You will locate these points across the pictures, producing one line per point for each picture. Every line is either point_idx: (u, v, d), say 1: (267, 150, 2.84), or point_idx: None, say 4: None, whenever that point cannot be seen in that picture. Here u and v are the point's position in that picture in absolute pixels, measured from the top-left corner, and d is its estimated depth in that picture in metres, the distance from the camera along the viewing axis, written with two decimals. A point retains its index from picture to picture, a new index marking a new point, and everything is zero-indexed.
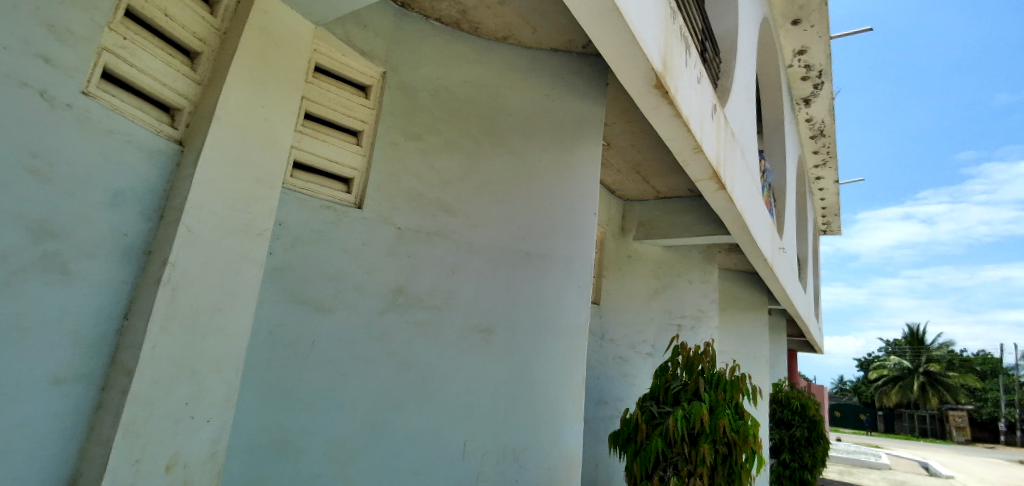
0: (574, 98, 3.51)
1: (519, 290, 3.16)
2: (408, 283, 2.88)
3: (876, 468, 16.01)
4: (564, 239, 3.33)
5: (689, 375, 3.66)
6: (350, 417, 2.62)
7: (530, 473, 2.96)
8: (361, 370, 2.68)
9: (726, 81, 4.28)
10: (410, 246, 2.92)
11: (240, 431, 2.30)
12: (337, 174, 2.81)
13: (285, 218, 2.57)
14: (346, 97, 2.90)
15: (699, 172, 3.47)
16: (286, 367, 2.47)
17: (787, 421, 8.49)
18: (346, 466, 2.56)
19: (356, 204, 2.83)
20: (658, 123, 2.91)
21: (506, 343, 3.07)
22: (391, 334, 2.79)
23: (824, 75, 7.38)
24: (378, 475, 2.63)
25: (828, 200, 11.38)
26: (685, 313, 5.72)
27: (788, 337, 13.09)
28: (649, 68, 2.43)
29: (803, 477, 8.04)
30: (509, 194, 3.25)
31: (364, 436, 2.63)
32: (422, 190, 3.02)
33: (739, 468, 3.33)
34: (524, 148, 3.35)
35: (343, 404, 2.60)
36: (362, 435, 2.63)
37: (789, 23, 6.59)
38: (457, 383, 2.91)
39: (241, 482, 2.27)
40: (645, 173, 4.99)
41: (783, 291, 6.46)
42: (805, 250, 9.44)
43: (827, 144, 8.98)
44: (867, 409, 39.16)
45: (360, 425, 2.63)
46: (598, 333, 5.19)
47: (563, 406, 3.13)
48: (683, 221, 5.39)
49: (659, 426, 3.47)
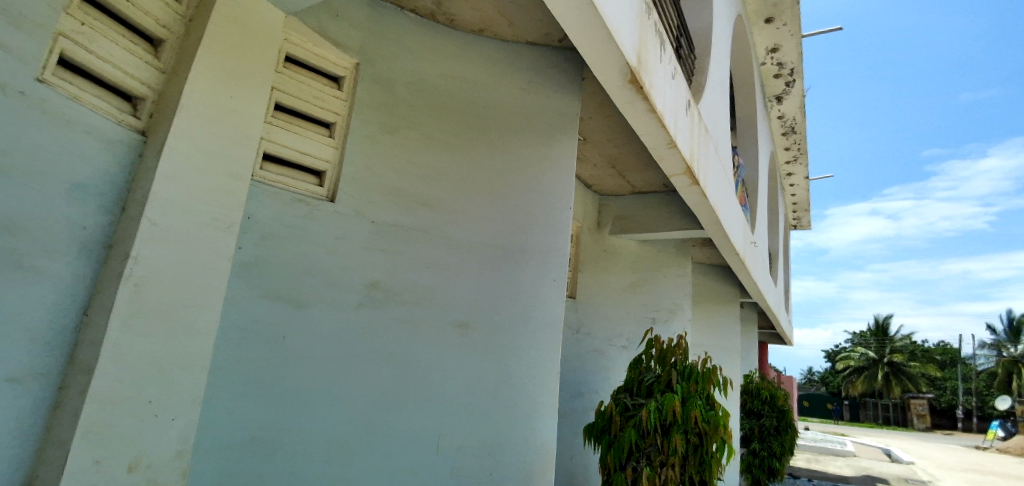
0: (550, 92, 3.50)
1: (496, 283, 3.15)
2: (383, 278, 2.85)
3: (841, 455, 16.52)
4: (541, 234, 3.32)
5: (662, 367, 3.71)
6: (350, 417, 2.64)
7: (507, 467, 2.97)
8: (336, 366, 2.65)
9: (701, 78, 4.33)
10: (385, 241, 2.88)
11: (233, 428, 2.33)
12: (308, 166, 2.77)
13: (254, 211, 2.51)
14: (317, 88, 2.85)
15: (674, 167, 3.50)
16: (277, 366, 2.49)
17: (756, 411, 8.70)
18: (346, 466, 2.59)
19: (329, 198, 2.78)
20: (633, 118, 2.93)
21: (482, 338, 3.06)
22: (366, 329, 2.76)
23: (796, 73, 7.53)
24: (377, 475, 2.66)
25: (798, 195, 11.64)
26: (660, 306, 5.81)
27: (759, 329, 13.40)
28: (625, 64, 2.45)
29: (772, 465, 8.24)
30: (486, 187, 3.23)
31: (365, 437, 2.66)
32: (396, 184, 2.98)
33: (709, 457, 3.42)
34: (502, 142, 3.33)
35: (343, 404, 2.63)
36: (362, 436, 2.65)
37: (763, 21, 6.69)
38: (436, 379, 2.90)
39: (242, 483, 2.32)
40: (621, 168, 5.03)
41: (754, 284, 6.59)
42: (776, 244, 9.64)
43: (798, 140, 9.18)
44: (834, 398, 40.38)
45: (359, 425, 2.66)
46: (573, 327, 5.21)
47: (539, 401, 3.14)
48: (658, 216, 5.45)
49: (632, 417, 3.52)
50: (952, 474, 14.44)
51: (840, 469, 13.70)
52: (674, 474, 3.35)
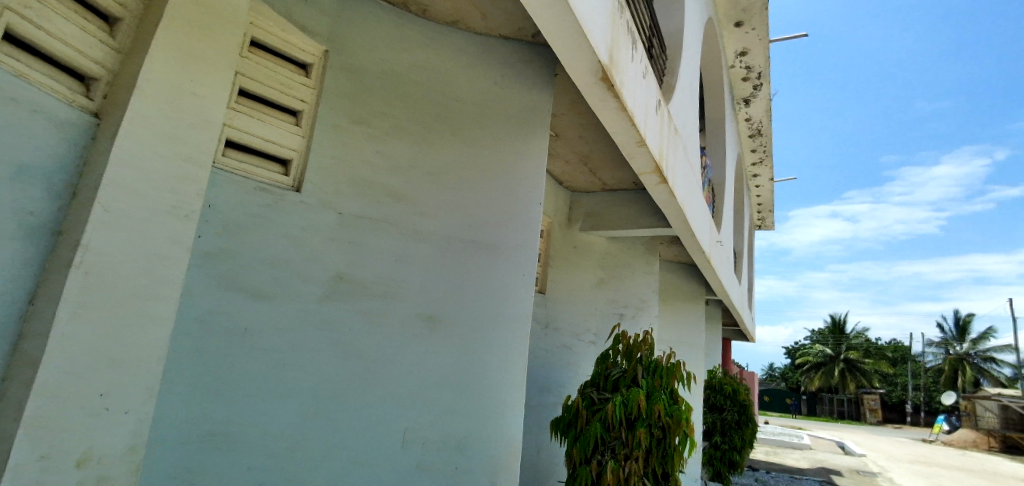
0: (522, 86, 3.50)
1: (465, 277, 3.14)
2: (350, 271, 2.81)
3: (798, 448, 17.10)
4: (511, 229, 3.32)
5: (628, 363, 3.77)
6: (326, 415, 2.63)
7: (474, 461, 2.98)
8: (299, 360, 2.60)
9: (671, 78, 4.40)
10: (351, 232, 2.84)
11: (195, 423, 2.28)
12: (274, 154, 2.72)
13: (216, 200, 2.45)
14: (284, 75, 2.80)
15: (643, 165, 3.55)
16: (240, 360, 2.44)
17: (719, 406, 8.92)
18: (323, 463, 2.59)
19: (295, 187, 2.74)
20: (604, 116, 2.96)
21: (450, 332, 3.05)
22: (331, 322, 2.71)
23: (763, 77, 7.72)
24: (357, 472, 2.67)
25: (763, 196, 11.96)
26: (627, 302, 5.93)
27: (723, 326, 13.72)
28: (597, 61, 2.47)
29: (733, 458, 8.56)
30: (455, 181, 3.21)
31: (342, 435, 2.66)
32: (365, 175, 2.93)
33: (671, 450, 3.48)
34: (473, 136, 3.31)
35: (317, 400, 2.62)
36: (341, 434, 2.66)
37: (732, 25, 6.83)
38: (403, 372, 2.88)
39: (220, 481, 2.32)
40: (592, 165, 5.07)
41: (719, 282, 6.74)
42: (741, 243, 9.87)
43: (764, 143, 9.43)
44: (792, 394, 41.80)
45: (335, 421, 2.65)
46: (542, 322, 5.25)
47: (505, 395, 3.14)
48: (628, 213, 5.52)
49: (598, 412, 3.56)
50: (899, 466, 15.16)
51: (797, 461, 14.16)
52: (637, 467, 3.41)
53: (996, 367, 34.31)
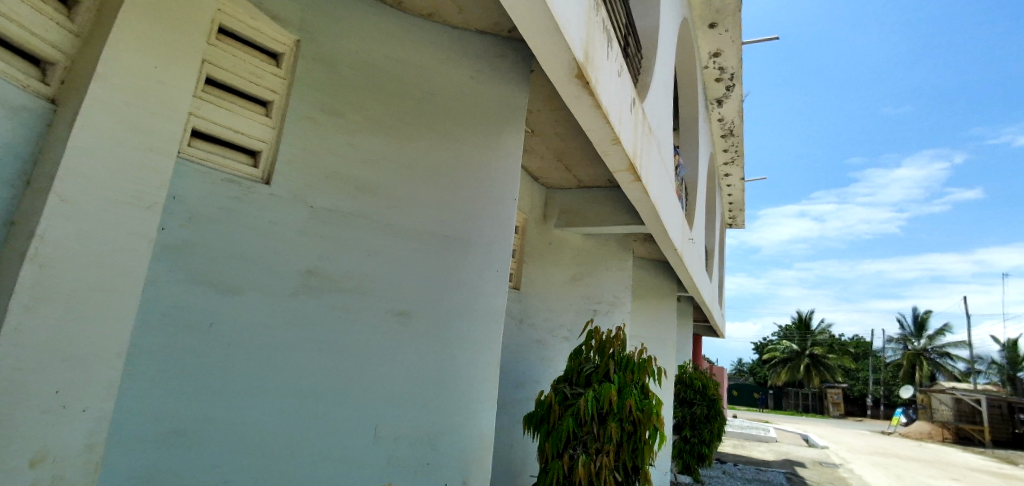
0: (498, 81, 3.48)
1: (439, 272, 3.12)
2: (321, 265, 2.77)
3: (764, 441, 17.56)
4: (486, 224, 3.32)
5: (601, 358, 3.81)
6: (294, 410, 2.59)
7: (445, 456, 2.97)
8: (268, 356, 2.56)
9: (645, 77, 4.45)
10: (323, 226, 2.79)
11: (156, 420, 2.22)
12: (242, 145, 2.66)
13: (180, 191, 2.38)
14: (254, 65, 2.74)
15: (617, 163, 3.58)
16: (203, 355, 2.37)
17: (689, 400, 9.10)
18: (291, 460, 2.55)
19: (264, 179, 2.69)
20: (580, 113, 2.98)
21: (422, 327, 3.03)
22: (302, 317, 2.68)
23: (735, 78, 7.87)
24: (327, 468, 2.64)
25: (734, 194, 12.19)
26: (602, 299, 5.97)
27: (695, 322, 13.98)
28: (572, 58, 2.47)
29: (702, 451, 8.77)
30: (430, 175, 3.18)
31: (310, 431, 2.62)
32: (336, 167, 2.89)
33: (642, 444, 3.55)
34: (448, 130, 3.29)
35: (285, 396, 2.58)
36: (309, 429, 2.62)
37: (706, 26, 6.94)
38: (377, 368, 2.85)
39: (182, 479, 2.26)
40: (567, 162, 5.09)
41: (690, 279, 6.85)
42: (712, 241, 10.07)
43: (735, 143, 9.61)
44: (760, 388, 42.90)
45: (303, 417, 2.61)
46: (516, 317, 5.26)
47: (478, 390, 3.14)
48: (602, 210, 5.56)
49: (571, 406, 3.59)
50: (860, 457, 15.74)
51: (764, 454, 14.52)
52: (609, 460, 3.46)
53: (951, 362, 35.88)
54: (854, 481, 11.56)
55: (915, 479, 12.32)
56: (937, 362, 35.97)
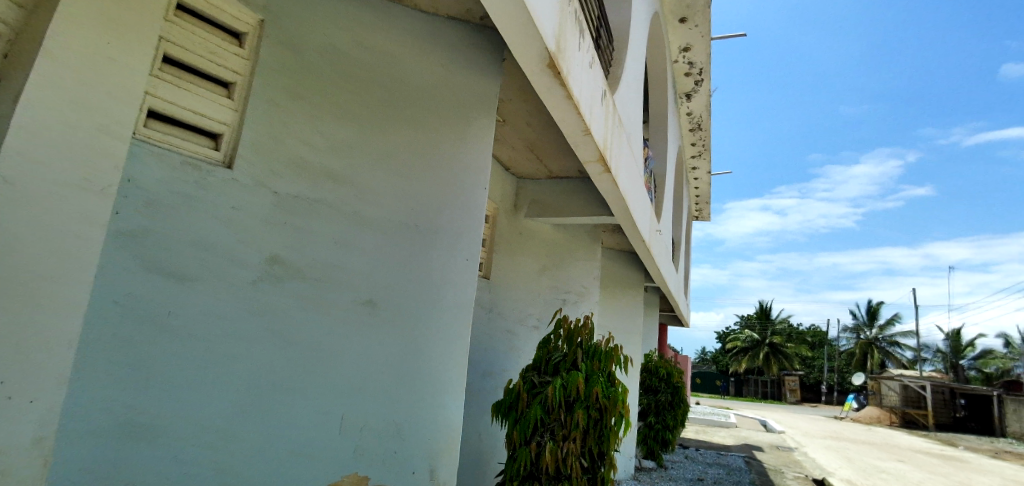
0: (470, 70, 3.44)
1: (407, 262, 3.09)
2: (284, 253, 2.70)
3: (724, 427, 18.15)
4: (455, 214, 3.29)
5: (569, 347, 3.84)
6: (256, 400, 2.54)
7: (412, 445, 2.96)
8: (229, 346, 2.49)
9: (616, 70, 4.48)
10: (287, 213, 2.72)
11: (110, 410, 2.15)
12: (202, 127, 2.60)
13: (135, 174, 2.30)
14: (214, 44, 2.66)
15: (587, 154, 3.60)
16: (160, 345, 2.30)
17: (654, 388, 9.33)
18: (252, 451, 2.50)
19: (225, 164, 2.61)
20: (550, 104, 2.97)
21: (390, 317, 3.00)
22: (264, 306, 2.61)
23: (704, 73, 8.00)
24: (288, 458, 2.59)
25: (701, 187, 12.45)
26: (570, 289, 6.08)
27: (660, 311, 14.28)
28: (544, 48, 2.46)
29: (665, 437, 9.02)
30: (399, 162, 3.13)
31: (272, 421, 2.57)
32: (302, 154, 2.82)
33: (607, 431, 3.62)
34: (418, 118, 3.23)
35: (247, 387, 2.52)
36: (271, 419, 2.57)
37: (677, 20, 7.02)
38: (342, 358, 2.82)
39: (136, 471, 2.19)
40: (538, 152, 5.09)
41: (657, 270, 6.98)
42: (679, 233, 10.27)
43: (703, 136, 9.79)
44: (722, 376, 44.24)
45: (265, 407, 2.56)
46: (486, 306, 5.26)
47: (446, 380, 3.13)
48: (572, 201, 5.58)
49: (538, 395, 3.62)
50: (813, 441, 16.47)
51: (724, 439, 15.00)
52: (574, 447, 3.53)
53: (899, 350, 37.75)
54: (807, 463, 12.11)
55: (863, 461, 12.97)
56: (886, 350, 37.80)
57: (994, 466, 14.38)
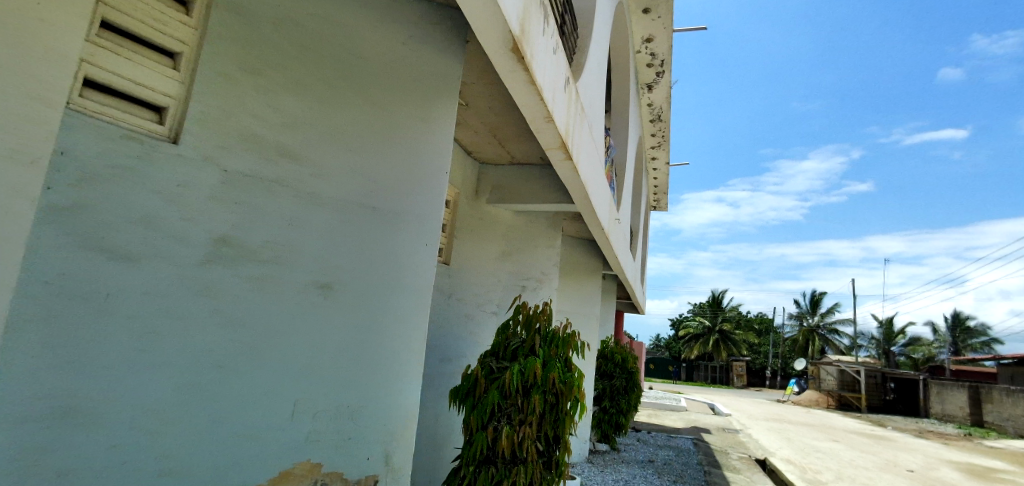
0: (432, 49, 3.35)
1: (365, 244, 3.02)
2: (234, 234, 2.60)
3: (675, 410, 18.81)
4: (414, 197, 3.22)
5: (527, 333, 3.88)
6: (202, 385, 2.45)
7: (367, 430, 2.92)
8: (173, 329, 2.39)
9: (580, 57, 4.49)
10: (237, 192, 2.61)
11: (41, 395, 2.04)
12: (145, 99, 2.46)
13: (70, 146, 2.17)
14: (158, 10, 2.51)
15: (550, 141, 3.61)
16: (97, 327, 2.19)
17: (609, 373, 9.56)
18: (198, 437, 2.41)
19: (171, 138, 2.49)
20: (512, 88, 2.95)
21: (346, 300, 2.94)
22: (212, 288, 2.51)
23: (665, 65, 8.12)
24: (237, 444, 2.52)
25: (660, 178, 12.71)
26: (530, 275, 6.10)
27: (617, 298, 14.59)
28: (507, 31, 2.44)
29: (619, 420, 9.26)
30: (358, 142, 3.04)
31: (220, 407, 2.49)
32: (254, 130, 2.70)
33: (563, 414, 3.69)
34: (378, 98, 3.14)
35: (192, 372, 2.43)
36: (219, 404, 2.49)
37: (640, 11, 7.09)
38: (295, 342, 2.74)
39: (71, 459, 2.09)
40: (501, 137, 5.06)
41: (615, 258, 7.10)
42: (638, 222, 10.47)
43: (662, 128, 9.97)
44: (674, 361, 45.72)
45: (212, 392, 2.47)
46: (445, 291, 5.23)
47: (403, 365, 3.09)
48: (533, 187, 5.58)
49: (496, 380, 3.63)
50: (757, 422, 17.32)
51: (675, 422, 15.55)
52: (531, 431, 3.59)
53: (838, 337, 39.98)
54: (751, 444, 12.73)
55: (802, 441, 13.72)
56: (826, 337, 39.94)
57: (917, 444, 15.52)
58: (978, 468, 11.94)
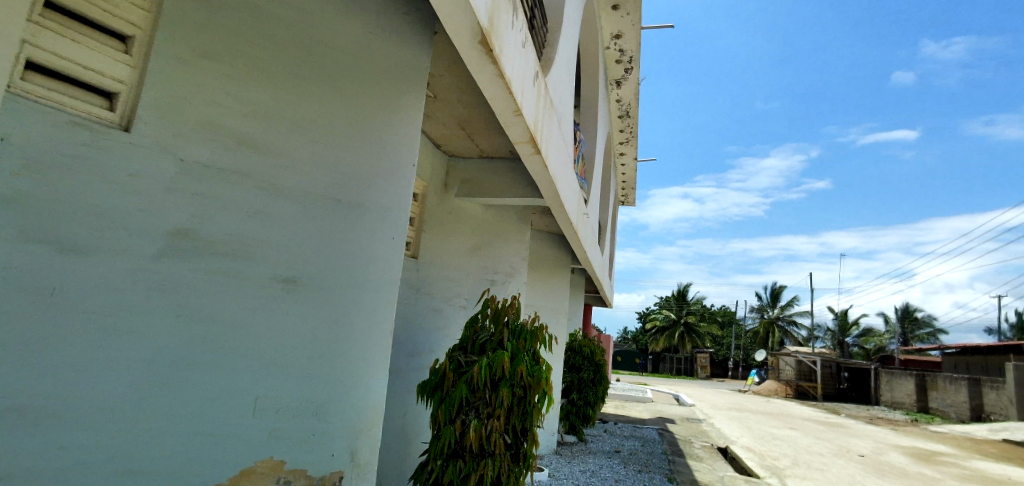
0: (400, 39, 3.30)
1: (329, 237, 2.96)
2: (192, 226, 2.51)
3: (641, 402, 19.20)
4: (381, 189, 3.17)
5: (495, 326, 3.89)
6: (157, 382, 2.36)
7: (332, 426, 2.87)
8: (126, 324, 2.30)
9: (550, 52, 4.50)
10: (194, 182, 2.52)
11: None
12: (95, 84, 2.34)
13: (11, 132, 2.07)
14: None
15: (518, 135, 3.61)
16: (44, 323, 2.10)
17: (577, 366, 9.68)
18: (153, 436, 2.33)
19: (122, 126, 2.39)
20: (481, 81, 2.93)
21: (310, 293, 2.87)
22: (168, 282, 2.42)
23: (634, 62, 8.22)
24: (194, 442, 2.44)
25: (628, 173, 12.90)
26: (498, 270, 6.10)
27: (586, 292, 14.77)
28: (476, 24, 2.42)
29: (586, 413, 9.39)
30: (323, 133, 2.98)
31: (176, 404, 2.41)
32: (213, 118, 2.61)
33: (531, 407, 3.71)
34: (344, 88, 3.08)
35: (147, 368, 2.34)
36: (176, 401, 2.41)
37: (609, 7, 7.15)
38: (257, 337, 2.67)
39: (14, 460, 2.00)
40: (470, 131, 5.03)
41: (583, 253, 7.17)
42: (606, 217, 10.60)
43: (630, 124, 10.09)
44: (641, 354, 46.61)
45: (167, 389, 2.39)
46: (413, 286, 5.23)
47: (368, 359, 3.05)
48: (502, 181, 5.56)
49: (464, 374, 3.63)
50: (720, 412, 17.83)
51: (641, 413, 15.88)
52: (499, 424, 3.60)
53: (796, 329, 41.42)
54: (714, 433, 13.08)
55: (762, 430, 14.20)
56: (786, 329, 41.35)
57: (868, 430, 16.28)
58: (923, 452, 12.61)
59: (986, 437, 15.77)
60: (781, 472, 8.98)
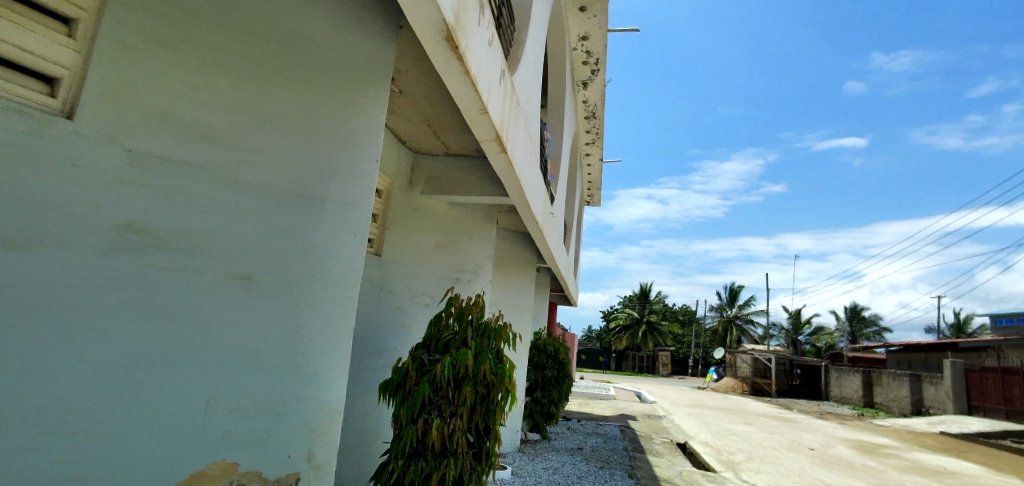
0: (365, 33, 3.24)
1: (289, 233, 2.89)
2: (142, 219, 2.40)
3: (604, 399, 19.46)
4: (343, 185, 3.12)
5: (459, 325, 3.86)
6: (104, 382, 2.25)
7: (289, 426, 2.81)
8: (68, 322, 2.18)
9: (517, 51, 4.50)
10: (145, 174, 2.42)
11: None
12: (34, 68, 2.21)
13: None
14: None
15: (485, 133, 3.60)
16: None
17: (541, 364, 9.74)
18: (99, 439, 2.21)
19: (64, 113, 2.26)
20: (447, 77, 2.90)
21: (268, 291, 2.79)
22: (115, 279, 2.31)
23: (600, 64, 8.32)
24: (143, 445, 2.34)
25: (594, 174, 13.03)
26: (464, 267, 5.97)
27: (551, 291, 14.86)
28: (442, 19, 2.40)
29: (549, 411, 9.45)
30: (283, 125, 2.90)
31: (124, 405, 2.29)
32: (165, 109, 2.51)
33: (495, 406, 3.71)
34: (306, 81, 3.00)
35: (93, 367, 2.22)
36: (124, 402, 2.29)
37: (576, 9, 7.20)
38: (211, 335, 2.58)
39: None
40: (436, 128, 4.98)
41: (549, 252, 7.21)
42: (571, 217, 10.69)
43: (596, 125, 10.21)
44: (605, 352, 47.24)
45: (115, 390, 2.28)
46: (377, 283, 5.18)
47: (327, 358, 3.00)
48: (468, 178, 5.53)
49: (427, 373, 3.60)
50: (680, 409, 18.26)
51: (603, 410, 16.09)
52: (462, 423, 3.59)
53: (753, 328, 42.78)
54: (675, 429, 13.38)
55: (720, 426, 14.60)
56: (743, 328, 42.66)
57: (819, 425, 16.96)
58: (869, 445, 13.24)
59: (926, 430, 16.68)
60: (737, 466, 9.25)
